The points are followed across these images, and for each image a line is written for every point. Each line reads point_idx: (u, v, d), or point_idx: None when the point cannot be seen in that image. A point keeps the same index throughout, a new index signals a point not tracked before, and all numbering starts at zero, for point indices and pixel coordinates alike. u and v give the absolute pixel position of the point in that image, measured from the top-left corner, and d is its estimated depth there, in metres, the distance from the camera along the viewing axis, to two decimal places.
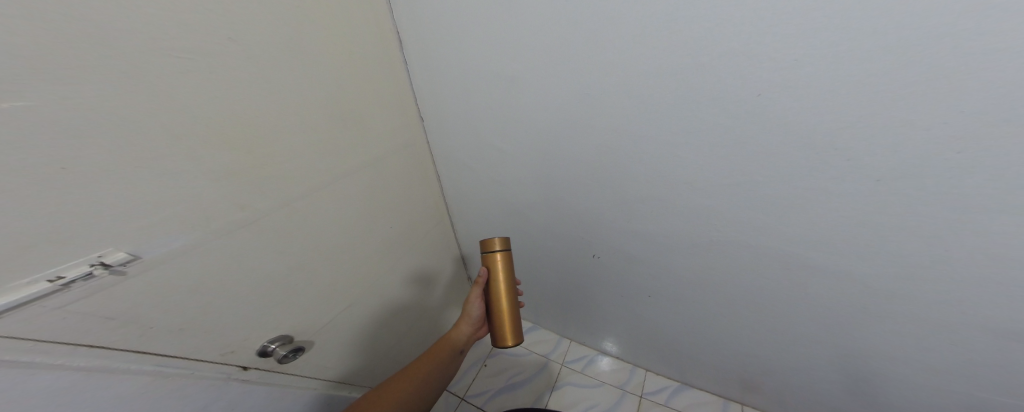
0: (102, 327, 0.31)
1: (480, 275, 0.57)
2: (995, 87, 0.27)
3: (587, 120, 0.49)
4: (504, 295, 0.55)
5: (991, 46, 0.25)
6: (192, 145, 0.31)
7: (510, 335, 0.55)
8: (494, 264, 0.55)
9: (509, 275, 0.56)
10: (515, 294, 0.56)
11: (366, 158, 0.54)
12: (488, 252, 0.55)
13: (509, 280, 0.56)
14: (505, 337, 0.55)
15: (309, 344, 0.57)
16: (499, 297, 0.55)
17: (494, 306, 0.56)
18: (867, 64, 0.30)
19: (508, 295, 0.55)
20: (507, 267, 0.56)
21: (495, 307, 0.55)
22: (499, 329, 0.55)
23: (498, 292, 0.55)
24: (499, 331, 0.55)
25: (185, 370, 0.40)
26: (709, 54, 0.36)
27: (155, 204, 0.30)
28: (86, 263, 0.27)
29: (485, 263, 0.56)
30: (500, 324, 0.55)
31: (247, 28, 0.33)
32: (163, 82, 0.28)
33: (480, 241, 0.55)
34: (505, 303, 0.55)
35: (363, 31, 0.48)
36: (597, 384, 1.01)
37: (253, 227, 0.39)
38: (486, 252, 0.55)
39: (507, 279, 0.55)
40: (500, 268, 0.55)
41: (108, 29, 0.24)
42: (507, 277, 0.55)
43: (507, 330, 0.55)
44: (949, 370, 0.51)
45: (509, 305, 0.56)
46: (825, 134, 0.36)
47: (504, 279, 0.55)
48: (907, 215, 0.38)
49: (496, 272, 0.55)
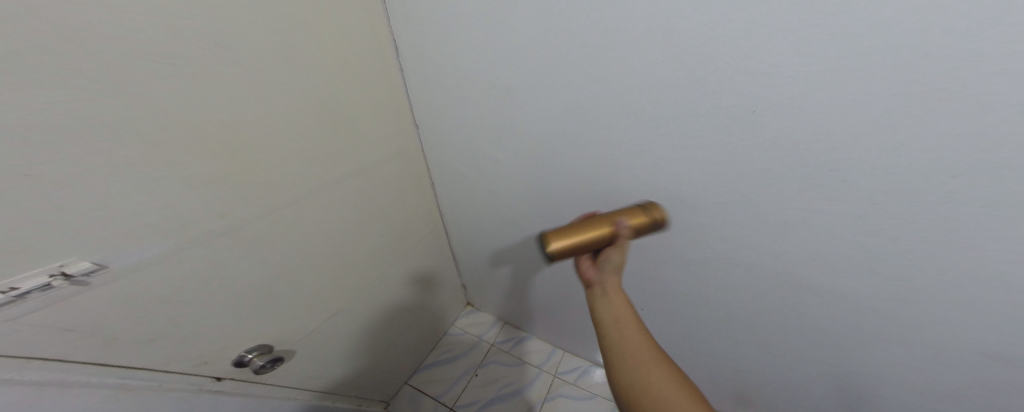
0: (60, 339, 0.29)
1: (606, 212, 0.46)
2: (969, 112, 0.28)
3: (583, 132, 0.49)
4: (598, 230, 0.44)
5: (967, 69, 0.26)
6: (170, 151, 0.30)
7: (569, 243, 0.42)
8: (630, 216, 0.45)
9: (625, 226, 0.44)
10: (604, 234, 0.44)
11: (358, 164, 0.53)
12: (648, 212, 0.46)
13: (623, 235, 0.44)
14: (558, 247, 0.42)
15: (290, 353, 0.56)
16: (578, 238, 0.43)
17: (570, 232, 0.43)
18: (859, 86, 0.31)
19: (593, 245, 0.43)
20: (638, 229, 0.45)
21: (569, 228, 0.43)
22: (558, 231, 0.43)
23: (598, 223, 0.44)
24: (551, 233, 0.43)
25: (153, 381, 0.38)
26: (702, 71, 0.36)
27: (126, 211, 0.29)
28: (46, 273, 0.26)
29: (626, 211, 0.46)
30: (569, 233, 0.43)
31: (236, 31, 0.33)
32: (140, 86, 0.27)
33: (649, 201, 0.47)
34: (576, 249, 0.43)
35: (359, 38, 0.48)
36: (589, 397, 0.99)
37: (233, 235, 0.38)
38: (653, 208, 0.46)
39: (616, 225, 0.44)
40: (639, 224, 0.44)
41: (78, 28, 0.23)
42: (624, 220, 0.44)
43: (569, 239, 0.42)
44: (944, 392, 0.50)
45: (582, 237, 0.43)
46: (814, 156, 0.36)
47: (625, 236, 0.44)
48: (897, 238, 0.38)
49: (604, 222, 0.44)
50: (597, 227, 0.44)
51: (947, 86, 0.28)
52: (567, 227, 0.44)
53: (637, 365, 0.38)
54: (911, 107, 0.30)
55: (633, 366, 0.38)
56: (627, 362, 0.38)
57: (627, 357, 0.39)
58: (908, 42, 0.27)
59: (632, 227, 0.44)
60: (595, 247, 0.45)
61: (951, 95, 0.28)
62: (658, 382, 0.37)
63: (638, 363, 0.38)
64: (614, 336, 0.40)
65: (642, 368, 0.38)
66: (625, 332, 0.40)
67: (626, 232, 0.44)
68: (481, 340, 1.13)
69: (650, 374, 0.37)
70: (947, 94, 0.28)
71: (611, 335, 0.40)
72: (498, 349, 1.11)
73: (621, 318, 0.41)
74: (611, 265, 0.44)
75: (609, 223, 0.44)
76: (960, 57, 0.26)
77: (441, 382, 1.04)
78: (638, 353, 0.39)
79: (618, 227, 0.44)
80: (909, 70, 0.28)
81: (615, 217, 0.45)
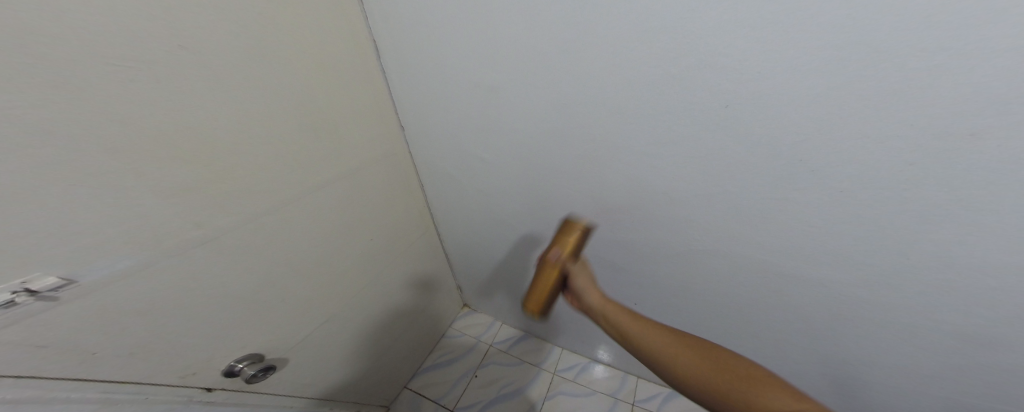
0: (30, 356, 0.29)
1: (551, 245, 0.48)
2: (937, 96, 0.28)
3: (566, 130, 0.49)
4: (551, 272, 0.45)
5: (931, 53, 0.26)
6: (140, 161, 0.30)
7: (539, 306, 0.45)
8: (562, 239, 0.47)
9: (556, 253, 0.45)
10: (558, 277, 0.45)
11: (342, 170, 0.53)
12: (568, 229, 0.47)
13: (568, 264, 0.45)
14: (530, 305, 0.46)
15: (282, 361, 0.55)
16: (546, 289, 0.45)
17: (538, 281, 0.46)
18: (825, 76, 0.31)
19: (557, 284, 0.45)
20: (576, 243, 0.46)
21: (538, 281, 0.45)
22: (531, 298, 0.46)
23: (540, 263, 0.46)
24: (532, 298, 0.46)
25: (139, 395, 0.38)
26: (676, 65, 0.36)
27: (97, 224, 0.29)
28: (9, 290, 0.25)
29: (563, 229, 0.47)
30: (531, 291, 0.46)
31: (205, 39, 0.32)
32: (102, 94, 0.27)
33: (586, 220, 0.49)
34: (552, 292, 0.45)
35: (337, 44, 0.48)
36: (589, 393, 0.98)
37: (214, 244, 0.38)
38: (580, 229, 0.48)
39: (551, 256, 0.45)
40: (572, 238, 0.46)
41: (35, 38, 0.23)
42: (553, 253, 0.45)
43: (536, 298, 0.45)
44: (933, 376, 0.50)
45: (552, 279, 0.45)
46: (789, 146, 0.36)
47: (565, 255, 0.45)
48: (875, 224, 0.38)
49: (566, 241, 0.46)
50: (547, 268, 0.45)
51: (913, 70, 0.28)
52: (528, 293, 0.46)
53: (671, 366, 0.36)
54: (880, 93, 0.30)
55: (671, 369, 0.36)
56: (664, 368, 0.36)
57: (660, 361, 0.37)
58: (874, 28, 0.27)
59: (565, 254, 0.45)
60: (561, 282, 0.46)
61: (920, 78, 0.28)
62: (695, 369, 0.35)
63: (669, 363, 0.36)
64: (637, 345, 0.38)
65: (683, 365, 0.35)
66: (636, 335, 0.39)
67: (557, 257, 0.45)
68: (480, 342, 1.13)
69: (686, 364, 0.35)
70: (916, 76, 0.28)
71: (635, 349, 0.39)
72: (496, 350, 1.11)
73: (620, 323, 0.40)
74: (583, 287, 0.45)
75: (549, 262, 0.45)
76: (927, 42, 0.26)
77: (439, 385, 1.03)
78: (662, 350, 0.37)
79: (551, 260, 0.45)
80: (877, 55, 0.28)
81: (548, 250, 0.46)
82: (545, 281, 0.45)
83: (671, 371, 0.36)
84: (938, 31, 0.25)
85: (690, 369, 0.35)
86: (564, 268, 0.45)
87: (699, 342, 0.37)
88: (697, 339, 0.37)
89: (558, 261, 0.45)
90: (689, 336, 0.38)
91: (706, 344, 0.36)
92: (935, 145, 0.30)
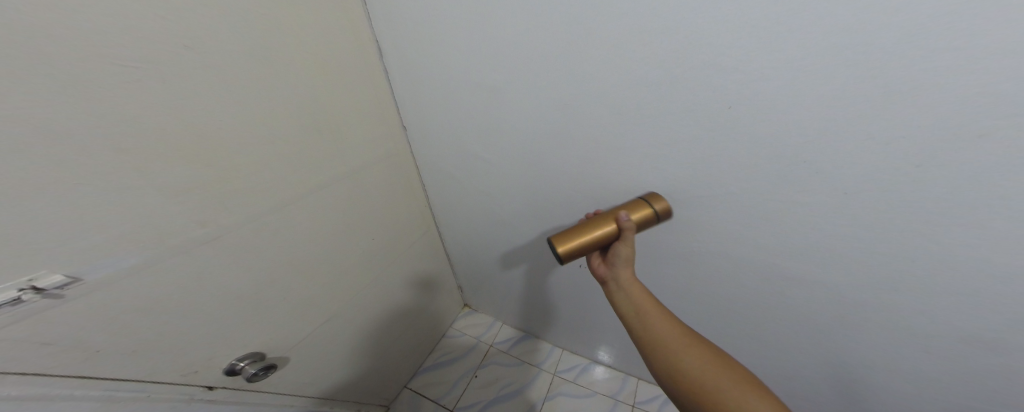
0: (36, 353, 0.29)
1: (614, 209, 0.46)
2: (939, 98, 0.28)
3: (568, 130, 0.49)
4: (609, 226, 0.44)
5: (932, 55, 0.27)
6: (146, 160, 0.31)
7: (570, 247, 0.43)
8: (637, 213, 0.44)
9: (625, 216, 0.44)
10: (609, 233, 0.44)
11: (345, 169, 0.54)
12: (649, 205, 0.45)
13: (630, 233, 0.43)
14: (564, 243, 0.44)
15: (283, 360, 0.56)
16: (597, 236, 0.44)
17: (586, 225, 0.45)
18: (828, 77, 0.31)
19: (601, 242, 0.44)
20: (644, 217, 0.45)
21: (580, 225, 0.45)
22: (566, 235, 0.44)
23: (603, 217, 0.45)
24: (560, 235, 0.44)
25: (141, 393, 0.38)
26: (679, 67, 0.36)
27: (102, 222, 0.29)
28: (15, 288, 0.26)
29: (636, 205, 0.45)
30: (569, 233, 0.44)
31: (210, 39, 0.33)
32: (110, 94, 0.27)
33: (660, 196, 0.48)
34: (592, 244, 0.44)
35: (340, 44, 0.48)
36: (589, 394, 0.98)
37: (217, 243, 0.38)
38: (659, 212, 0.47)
39: (620, 215, 0.44)
40: (647, 209, 0.44)
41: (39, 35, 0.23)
42: (623, 214, 0.44)
43: (575, 242, 0.43)
44: (935, 380, 0.50)
45: (602, 233, 0.44)
46: (792, 148, 0.37)
47: (633, 220, 0.44)
48: (876, 227, 0.38)
49: (636, 212, 0.45)
50: (607, 222, 0.45)
51: (914, 72, 0.28)
52: (573, 228, 0.45)
53: (675, 357, 0.38)
54: (882, 95, 0.30)
55: (673, 359, 0.38)
56: (664, 356, 0.38)
57: (660, 345, 0.39)
58: (877, 30, 0.27)
59: (635, 219, 0.44)
60: (607, 242, 0.45)
61: (922, 80, 0.28)
62: (696, 367, 0.37)
63: (675, 353, 0.38)
64: (650, 329, 0.40)
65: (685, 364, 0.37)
66: (651, 321, 0.40)
67: (625, 218, 0.43)
68: (480, 342, 1.13)
69: (692, 360, 0.37)
70: (918, 78, 0.28)
71: (644, 330, 0.40)
72: (497, 350, 1.11)
73: (641, 305, 0.42)
74: (623, 258, 0.44)
75: (614, 219, 0.44)
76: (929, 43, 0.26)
77: (440, 385, 1.03)
78: (669, 337, 0.39)
79: (621, 219, 0.44)
80: (879, 57, 0.28)
81: (617, 212, 0.45)
82: (595, 230, 0.44)
83: (668, 360, 0.38)
84: (939, 34, 0.26)
85: (689, 365, 0.37)
86: (625, 233, 0.44)
87: (698, 339, 0.39)
88: (698, 336, 0.40)
89: (624, 222, 0.43)
90: (693, 333, 0.40)
91: (705, 343, 0.39)
92: (937, 147, 0.30)
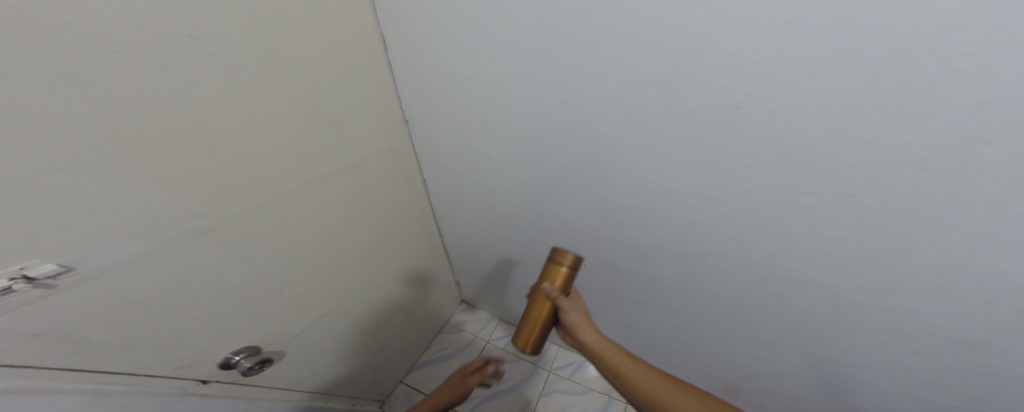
0: (26, 345, 0.28)
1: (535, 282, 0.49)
2: (948, 107, 0.28)
3: (573, 128, 0.49)
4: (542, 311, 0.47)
5: (946, 65, 0.27)
6: (143, 149, 0.29)
7: (530, 345, 0.48)
8: (552, 276, 0.48)
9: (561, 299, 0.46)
10: (550, 308, 0.47)
11: (345, 162, 0.53)
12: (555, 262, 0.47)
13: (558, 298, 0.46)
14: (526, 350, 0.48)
15: (279, 354, 0.55)
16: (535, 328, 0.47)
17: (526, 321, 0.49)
18: (840, 81, 0.31)
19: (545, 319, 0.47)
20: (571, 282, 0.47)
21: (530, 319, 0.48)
22: (523, 334, 0.48)
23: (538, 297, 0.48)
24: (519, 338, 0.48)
25: (133, 386, 0.37)
26: (689, 66, 0.36)
27: (98, 211, 0.28)
28: (6, 277, 0.25)
29: (546, 269, 0.48)
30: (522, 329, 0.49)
31: (212, 27, 0.32)
32: (109, 80, 0.26)
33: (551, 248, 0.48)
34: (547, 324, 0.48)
35: (343, 34, 0.47)
36: (583, 391, 0.99)
37: (214, 235, 0.37)
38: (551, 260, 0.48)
39: (544, 291, 0.46)
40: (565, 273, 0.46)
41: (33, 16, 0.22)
42: (546, 288, 0.46)
43: (532, 344, 0.48)
44: (921, 379, 0.51)
45: (545, 314, 0.47)
46: (797, 150, 0.37)
47: (555, 288, 0.46)
48: (874, 230, 0.39)
49: (557, 281, 0.47)
50: (542, 304, 0.48)
51: (927, 82, 0.28)
52: (522, 325, 0.49)
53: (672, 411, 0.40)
54: (891, 103, 0.30)
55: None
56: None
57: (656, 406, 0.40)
58: (893, 38, 0.27)
59: (558, 289, 0.46)
60: (554, 316, 0.48)
61: (933, 91, 0.28)
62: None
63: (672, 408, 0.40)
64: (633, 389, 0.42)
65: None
66: (637, 382, 0.42)
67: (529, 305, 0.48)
68: (477, 338, 1.13)
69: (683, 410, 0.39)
70: (931, 89, 0.28)
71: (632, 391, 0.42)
72: (493, 346, 1.11)
73: (619, 367, 0.42)
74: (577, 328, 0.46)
75: (543, 297, 0.47)
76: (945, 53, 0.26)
77: (436, 380, 1.03)
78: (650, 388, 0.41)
79: (546, 295, 0.46)
80: (892, 65, 0.28)
81: (541, 285, 0.47)
82: (538, 316, 0.48)
83: None
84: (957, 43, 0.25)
85: None
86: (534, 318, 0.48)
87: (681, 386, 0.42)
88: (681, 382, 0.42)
89: (552, 297, 0.46)
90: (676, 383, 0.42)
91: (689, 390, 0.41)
92: (940, 154, 0.31)
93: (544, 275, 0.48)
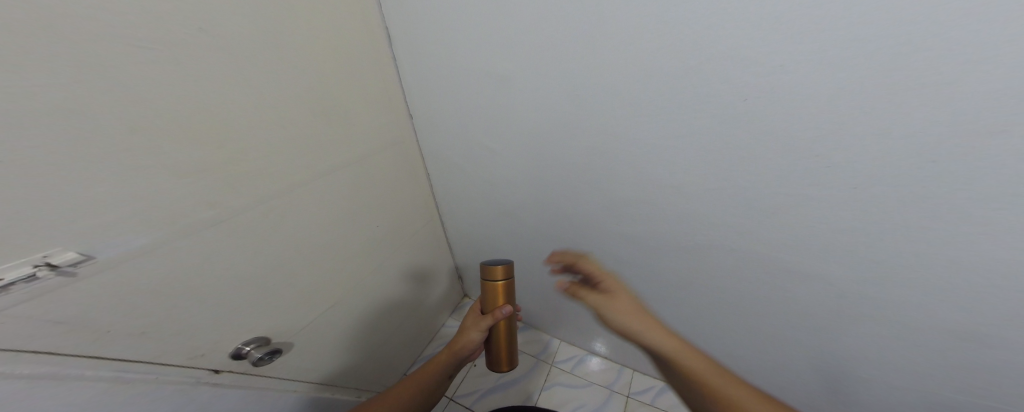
0: (48, 332, 0.29)
1: (484, 304, 0.54)
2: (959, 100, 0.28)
3: (579, 121, 0.48)
4: (499, 325, 0.55)
5: (955, 60, 0.26)
6: (157, 142, 0.30)
7: (504, 357, 0.56)
8: (492, 293, 0.53)
9: (508, 309, 0.53)
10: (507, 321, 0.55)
11: (350, 155, 0.53)
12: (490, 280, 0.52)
13: (504, 308, 0.53)
14: (499, 361, 0.56)
15: (288, 345, 0.55)
16: (501, 341, 0.55)
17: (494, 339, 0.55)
18: (849, 74, 0.30)
19: (506, 331, 0.55)
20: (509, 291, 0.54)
21: (497, 339, 0.55)
22: (495, 351, 0.56)
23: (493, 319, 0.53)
24: (494, 356, 0.56)
25: (149, 375, 0.38)
26: (696, 57, 0.36)
27: (115, 201, 0.29)
28: (29, 264, 0.25)
29: (485, 288, 0.53)
30: (494, 348, 0.56)
31: (220, 20, 0.32)
32: (123, 72, 0.26)
33: (480, 268, 0.52)
34: (507, 333, 0.56)
35: (348, 28, 0.46)
36: (586, 384, 1.00)
37: (225, 227, 0.38)
38: (487, 282, 0.52)
39: (500, 312, 0.52)
40: (502, 288, 0.53)
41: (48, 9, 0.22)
42: (501, 309, 0.52)
43: (502, 355, 0.56)
44: (924, 371, 0.51)
45: (502, 329, 0.55)
46: (805, 143, 0.36)
47: (503, 302, 0.53)
48: (880, 223, 0.39)
49: (499, 296, 0.53)
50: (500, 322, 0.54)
51: (935, 78, 0.28)
52: (493, 345, 0.56)
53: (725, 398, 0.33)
54: (899, 99, 0.30)
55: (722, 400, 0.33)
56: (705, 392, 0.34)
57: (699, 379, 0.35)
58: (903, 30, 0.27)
59: (507, 305, 0.54)
60: (509, 326, 0.56)
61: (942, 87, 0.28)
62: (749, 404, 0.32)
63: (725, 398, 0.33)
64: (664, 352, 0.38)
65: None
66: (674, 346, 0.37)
67: (484, 325, 0.53)
68: None
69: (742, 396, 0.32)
70: (939, 84, 0.28)
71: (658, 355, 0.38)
72: None
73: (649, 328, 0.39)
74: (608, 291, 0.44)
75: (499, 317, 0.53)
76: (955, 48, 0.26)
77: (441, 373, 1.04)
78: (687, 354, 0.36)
79: (503, 314, 0.53)
80: (901, 60, 0.28)
81: (495, 308, 0.53)
82: (498, 332, 0.55)
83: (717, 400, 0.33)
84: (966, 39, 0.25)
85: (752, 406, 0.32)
86: (494, 333, 0.55)
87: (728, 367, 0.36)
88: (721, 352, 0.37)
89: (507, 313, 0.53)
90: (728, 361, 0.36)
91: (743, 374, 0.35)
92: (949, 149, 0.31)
93: (486, 295, 0.53)
